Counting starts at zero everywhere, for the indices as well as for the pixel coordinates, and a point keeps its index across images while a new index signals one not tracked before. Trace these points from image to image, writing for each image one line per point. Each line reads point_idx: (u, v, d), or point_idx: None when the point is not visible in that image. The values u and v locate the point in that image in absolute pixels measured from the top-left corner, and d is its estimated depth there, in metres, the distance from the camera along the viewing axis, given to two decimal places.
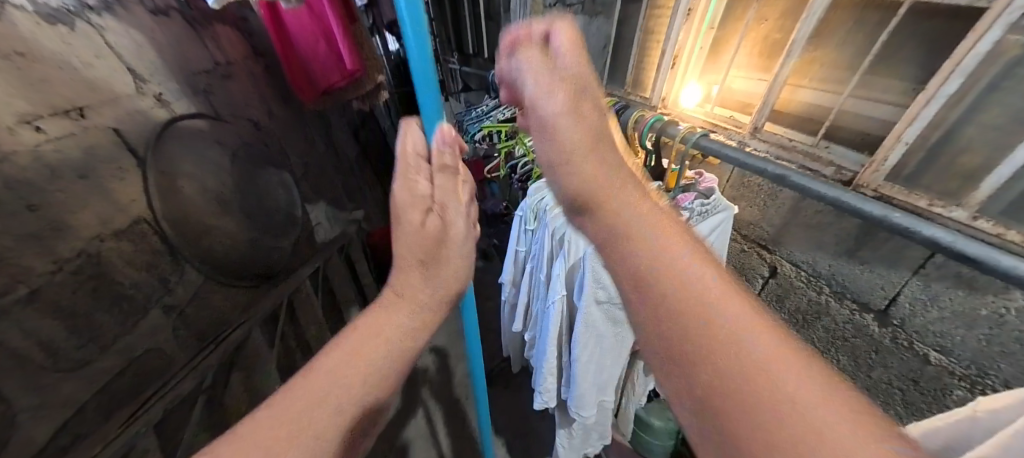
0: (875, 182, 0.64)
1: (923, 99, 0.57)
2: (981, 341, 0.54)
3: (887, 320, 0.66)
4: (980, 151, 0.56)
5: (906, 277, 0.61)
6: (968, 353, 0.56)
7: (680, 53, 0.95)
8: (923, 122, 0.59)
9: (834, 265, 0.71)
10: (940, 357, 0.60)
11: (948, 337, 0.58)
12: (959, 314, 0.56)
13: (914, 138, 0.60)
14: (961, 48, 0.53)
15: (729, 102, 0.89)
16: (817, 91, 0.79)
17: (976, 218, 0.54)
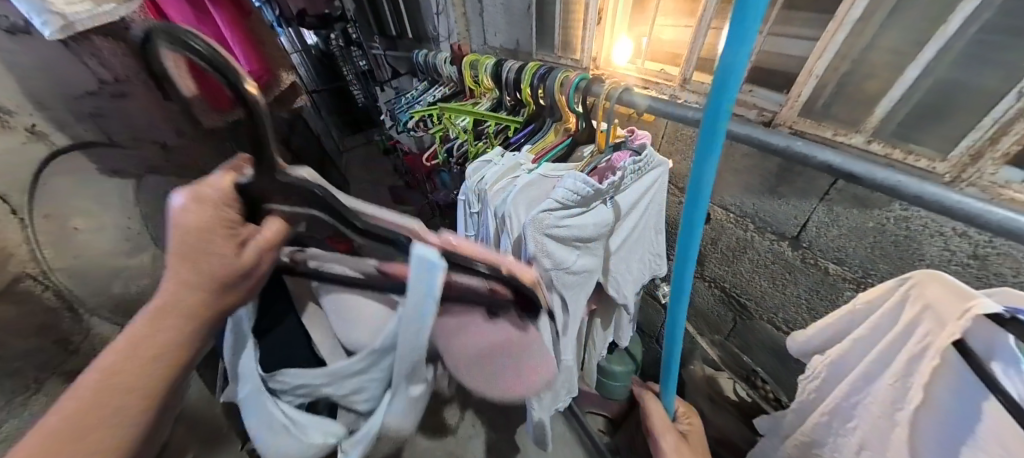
0: (791, 118, 0.70)
1: (835, 27, 0.62)
2: (869, 249, 0.61)
3: (799, 244, 0.72)
4: (883, 75, 0.62)
5: (813, 205, 0.66)
6: (858, 262, 0.64)
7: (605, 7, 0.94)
8: (832, 53, 0.65)
9: (758, 202, 0.76)
10: (837, 268, 0.67)
11: (844, 251, 0.65)
12: (852, 230, 0.63)
13: (824, 70, 0.66)
14: None
15: (660, 56, 0.92)
16: (741, 34, 0.78)
17: (871, 141, 0.62)
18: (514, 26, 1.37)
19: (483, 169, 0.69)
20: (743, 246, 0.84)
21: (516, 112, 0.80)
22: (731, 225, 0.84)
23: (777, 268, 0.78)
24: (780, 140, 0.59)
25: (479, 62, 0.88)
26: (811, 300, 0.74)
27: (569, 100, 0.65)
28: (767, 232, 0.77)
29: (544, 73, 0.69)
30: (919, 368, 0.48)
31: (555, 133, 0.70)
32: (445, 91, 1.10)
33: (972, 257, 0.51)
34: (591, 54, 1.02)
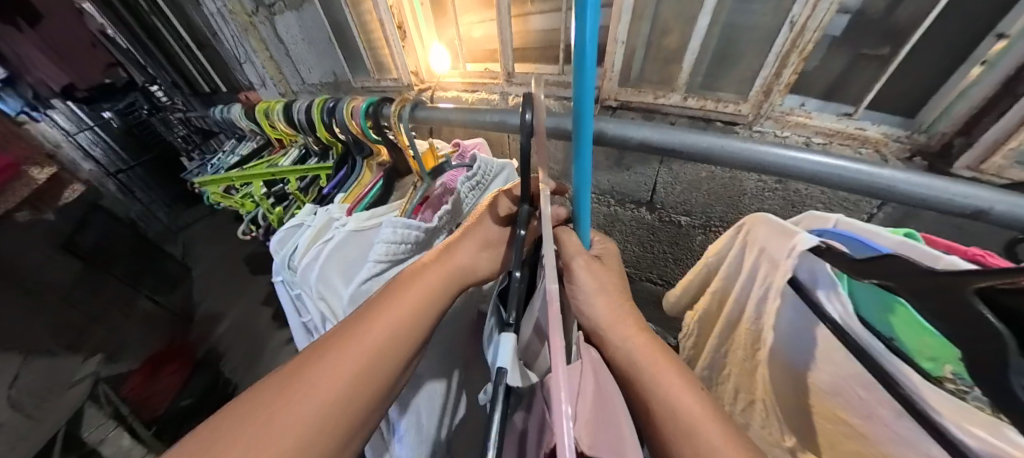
0: (614, 90, 0.67)
1: None
2: (706, 195, 0.70)
3: (654, 207, 0.78)
4: (678, 32, 0.61)
5: (656, 169, 0.73)
6: (701, 209, 0.72)
7: (403, 19, 0.87)
8: (627, 14, 0.61)
9: (613, 178, 0.79)
10: (689, 219, 0.75)
11: (688, 202, 0.73)
12: (689, 183, 0.70)
13: (626, 35, 0.63)
14: None
15: (480, 55, 0.88)
16: (543, 15, 0.77)
17: (686, 98, 0.62)
18: (321, 58, 1.28)
19: (295, 235, 0.55)
20: (612, 220, 0.87)
21: (327, 155, 0.68)
22: (596, 204, 0.86)
23: (644, 232, 0.83)
24: (616, 127, 0.50)
25: (270, 107, 0.72)
26: (676, 252, 0.82)
27: (362, 127, 0.53)
28: (627, 202, 0.81)
29: (331, 105, 0.57)
30: (765, 308, 0.48)
31: (370, 169, 0.59)
32: (252, 145, 0.92)
33: (776, 183, 0.63)
34: (409, 70, 0.94)
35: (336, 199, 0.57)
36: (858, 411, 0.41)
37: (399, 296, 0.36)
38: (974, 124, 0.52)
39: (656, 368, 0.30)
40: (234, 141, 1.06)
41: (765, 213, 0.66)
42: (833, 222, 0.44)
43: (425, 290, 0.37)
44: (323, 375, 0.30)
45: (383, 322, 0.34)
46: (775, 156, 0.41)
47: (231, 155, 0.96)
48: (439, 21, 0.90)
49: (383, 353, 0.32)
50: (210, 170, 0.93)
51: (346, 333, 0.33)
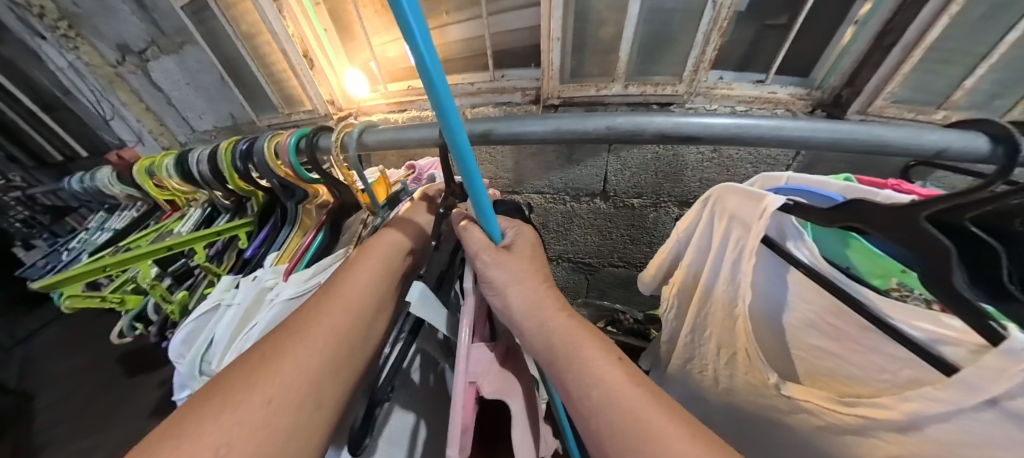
0: (556, 88, 0.66)
1: None
2: (654, 174, 0.72)
3: (608, 196, 0.78)
4: (612, 21, 0.61)
5: (606, 158, 0.73)
6: (651, 188, 0.74)
7: (306, 46, 0.77)
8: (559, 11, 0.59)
9: (564, 174, 0.78)
10: (642, 200, 0.76)
11: (638, 185, 0.74)
12: (638, 166, 0.72)
13: (561, 32, 0.61)
14: None
15: (399, 75, 0.82)
16: (462, 23, 0.73)
17: (627, 85, 0.65)
18: (215, 102, 1.12)
19: (209, 323, 0.43)
20: (569, 218, 0.84)
21: (244, 209, 0.56)
22: (551, 205, 0.83)
23: (602, 223, 0.82)
24: (598, 121, 0.39)
25: (154, 163, 0.59)
26: (635, 235, 0.82)
27: (294, 170, 0.45)
28: (582, 196, 0.79)
29: (247, 148, 0.47)
30: (741, 271, 0.44)
31: (309, 215, 0.51)
32: (133, 214, 0.74)
33: (712, 151, 0.68)
34: (324, 99, 0.84)
35: (265, 263, 0.46)
36: (831, 340, 0.39)
37: (356, 275, 0.36)
38: (857, 76, 0.61)
39: (589, 355, 0.28)
40: (104, 214, 0.84)
41: (708, 181, 0.71)
42: (785, 180, 0.46)
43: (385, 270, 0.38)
44: (283, 358, 0.28)
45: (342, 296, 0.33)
46: (797, 131, 0.35)
47: (102, 233, 0.75)
48: (348, 43, 0.82)
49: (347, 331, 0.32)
50: (69, 257, 0.71)
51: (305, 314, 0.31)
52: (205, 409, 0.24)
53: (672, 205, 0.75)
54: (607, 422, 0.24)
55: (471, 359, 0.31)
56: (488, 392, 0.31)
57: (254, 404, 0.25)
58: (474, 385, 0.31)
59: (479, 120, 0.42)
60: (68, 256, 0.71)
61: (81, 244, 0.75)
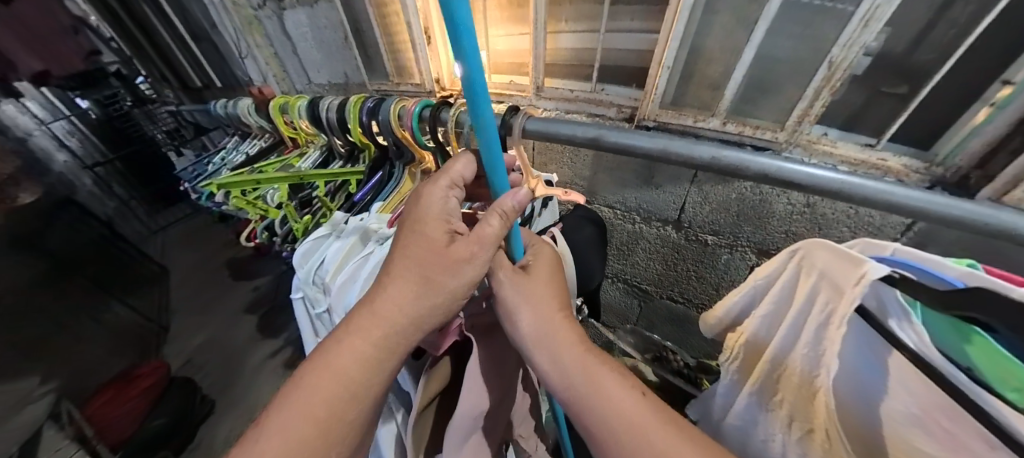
0: (653, 112, 0.69)
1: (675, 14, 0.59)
2: (735, 216, 0.70)
3: (681, 226, 0.78)
4: (720, 59, 0.62)
5: (687, 188, 0.73)
6: (729, 229, 0.72)
7: (431, 25, 0.86)
8: (677, 42, 0.62)
9: (640, 196, 0.80)
10: (715, 238, 0.75)
11: (716, 223, 0.73)
12: (721, 204, 0.71)
13: (672, 61, 0.64)
14: None
15: (501, 67, 0.90)
16: (573, 33, 0.75)
17: (724, 123, 0.65)
18: (332, 57, 1.24)
19: (320, 249, 0.49)
20: (636, 238, 0.87)
21: (355, 160, 0.64)
22: (619, 220, 0.88)
23: (670, 250, 0.84)
24: (705, 150, 0.45)
25: (287, 102, 0.69)
26: (701, 271, 0.81)
27: (414, 133, 0.51)
28: (653, 220, 0.82)
29: (373, 107, 0.53)
30: (826, 337, 0.40)
31: (411, 177, 0.56)
32: (262, 144, 0.87)
33: (804, 205, 0.62)
34: (432, 75, 0.93)
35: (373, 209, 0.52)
36: (941, 445, 0.34)
37: (405, 281, 0.35)
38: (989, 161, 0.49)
39: (617, 392, 0.31)
40: (238, 140, 0.99)
41: (793, 235, 0.66)
42: (890, 251, 0.37)
43: (442, 267, 0.35)
44: (342, 379, 0.32)
45: (392, 311, 0.34)
46: (902, 198, 0.37)
47: (235, 155, 0.89)
48: (465, 28, 0.88)
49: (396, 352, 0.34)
50: (210, 168, 0.86)
51: (358, 335, 0.33)
52: (276, 421, 0.31)
53: (747, 251, 0.72)
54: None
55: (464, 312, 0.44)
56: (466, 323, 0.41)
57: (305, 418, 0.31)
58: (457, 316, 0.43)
59: (592, 128, 0.50)
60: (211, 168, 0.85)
61: (218, 162, 0.88)
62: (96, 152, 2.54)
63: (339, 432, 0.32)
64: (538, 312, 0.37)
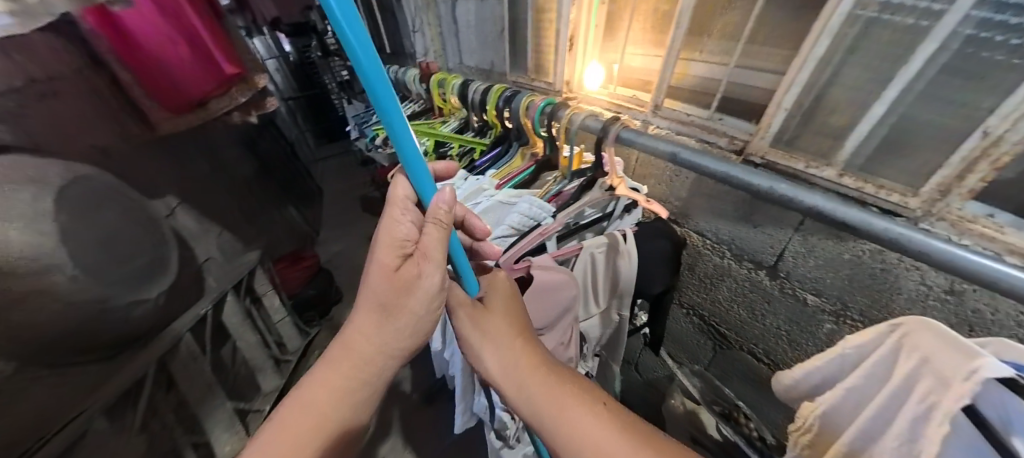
0: (763, 148, 0.66)
1: (798, 63, 0.58)
2: (846, 280, 0.55)
3: (777, 274, 0.65)
4: (846, 111, 0.57)
5: (789, 233, 0.61)
6: (836, 293, 0.57)
7: (576, 32, 0.87)
8: (799, 86, 0.60)
9: (734, 230, 0.69)
10: (817, 300, 0.60)
11: (821, 282, 0.58)
12: (829, 259, 0.56)
13: (792, 103, 0.61)
14: (827, 7, 0.53)
15: (631, 82, 0.87)
16: (706, 64, 0.77)
17: (843, 174, 0.57)
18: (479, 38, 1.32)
19: None
20: (721, 273, 0.75)
21: (484, 134, 0.80)
22: (706, 251, 0.77)
23: (756, 297, 0.70)
24: (762, 181, 0.48)
25: (445, 79, 0.84)
26: (791, 332, 0.66)
27: (534, 123, 0.62)
28: (745, 259, 0.70)
29: (508, 98, 0.66)
30: (928, 437, 0.30)
31: (522, 157, 0.69)
32: (416, 107, 1.06)
33: (945, 290, 0.45)
34: (564, 79, 0.95)
35: (487, 173, 0.65)
36: None
37: (373, 324, 0.39)
38: None
39: (576, 411, 0.32)
40: None
41: None
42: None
43: (402, 295, 0.38)
44: (316, 408, 0.37)
45: (356, 343, 0.39)
46: (1006, 278, 0.32)
47: (394, 112, 1.10)
48: (606, 40, 0.88)
49: (364, 380, 0.39)
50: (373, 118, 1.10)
51: (331, 369, 0.39)
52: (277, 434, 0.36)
53: (860, 328, 0.56)
54: None
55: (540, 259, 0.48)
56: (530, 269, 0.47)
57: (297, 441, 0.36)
58: (527, 264, 0.48)
59: (674, 144, 0.52)
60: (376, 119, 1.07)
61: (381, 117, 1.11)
62: (291, 89, 3.26)
63: (312, 451, 0.36)
64: (499, 344, 0.39)
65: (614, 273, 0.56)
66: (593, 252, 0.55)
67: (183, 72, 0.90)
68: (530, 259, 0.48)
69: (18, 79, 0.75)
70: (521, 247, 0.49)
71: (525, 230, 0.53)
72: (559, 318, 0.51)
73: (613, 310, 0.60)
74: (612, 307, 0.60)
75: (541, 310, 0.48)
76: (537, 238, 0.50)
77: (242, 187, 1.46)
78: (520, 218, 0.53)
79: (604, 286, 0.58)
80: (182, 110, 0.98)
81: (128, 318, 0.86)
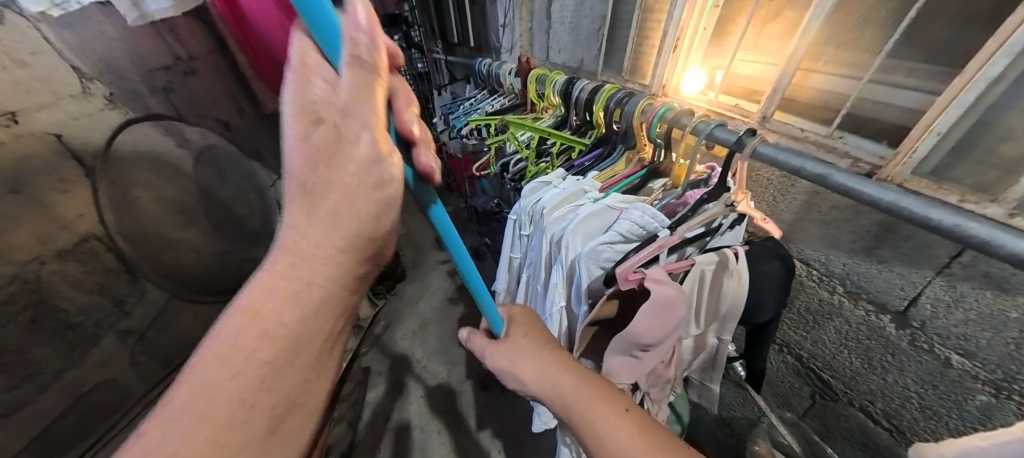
0: (902, 176, 0.54)
1: (960, 82, 0.48)
2: (1010, 345, 0.47)
3: (907, 323, 0.57)
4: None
5: (928, 277, 0.52)
6: (994, 357, 0.49)
7: (683, 35, 0.82)
8: (960, 108, 0.49)
9: (850, 264, 0.61)
10: (965, 361, 0.52)
11: (973, 341, 0.50)
12: (986, 317, 0.48)
13: (948, 127, 0.50)
14: (1007, 24, 0.44)
15: (734, 90, 0.81)
16: (831, 77, 0.69)
17: (1014, 214, 0.46)
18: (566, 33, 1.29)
19: (541, 190, 0.67)
20: (828, 312, 0.67)
21: (583, 133, 0.78)
22: (811, 285, 0.69)
23: (874, 345, 0.62)
24: (942, 215, 0.37)
25: (546, 76, 0.83)
26: (924, 393, 0.58)
27: (650, 128, 0.60)
28: (862, 300, 0.61)
29: (621, 98, 0.64)
30: None
31: (627, 162, 0.66)
32: (505, 102, 1.04)
33: None
34: (660, 82, 0.90)
35: (590, 175, 0.66)
36: None
37: (305, 224, 0.33)
38: None
39: (611, 421, 0.36)
40: (484, 94, 1.20)
41: None
42: None
43: (325, 172, 0.32)
44: (246, 357, 0.32)
45: (298, 284, 0.34)
46: None
47: (483, 105, 1.09)
48: (713, 44, 0.84)
49: (314, 302, 0.35)
50: (460, 110, 1.12)
51: (254, 325, 0.33)
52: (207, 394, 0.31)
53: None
54: None
55: (656, 275, 0.48)
56: (645, 282, 0.47)
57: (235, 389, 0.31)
58: (640, 277, 0.49)
59: (821, 164, 0.45)
60: (465, 110, 1.09)
61: (471, 107, 1.11)
62: None
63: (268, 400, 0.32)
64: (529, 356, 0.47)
65: (720, 293, 0.54)
66: (703, 269, 0.52)
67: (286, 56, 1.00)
68: (643, 272, 0.49)
69: (166, 58, 0.85)
70: (637, 257, 0.49)
71: (635, 239, 0.53)
72: (667, 336, 0.50)
73: (710, 333, 0.59)
74: (711, 330, 0.58)
75: (653, 326, 0.48)
76: (653, 253, 0.50)
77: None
78: (631, 222, 0.53)
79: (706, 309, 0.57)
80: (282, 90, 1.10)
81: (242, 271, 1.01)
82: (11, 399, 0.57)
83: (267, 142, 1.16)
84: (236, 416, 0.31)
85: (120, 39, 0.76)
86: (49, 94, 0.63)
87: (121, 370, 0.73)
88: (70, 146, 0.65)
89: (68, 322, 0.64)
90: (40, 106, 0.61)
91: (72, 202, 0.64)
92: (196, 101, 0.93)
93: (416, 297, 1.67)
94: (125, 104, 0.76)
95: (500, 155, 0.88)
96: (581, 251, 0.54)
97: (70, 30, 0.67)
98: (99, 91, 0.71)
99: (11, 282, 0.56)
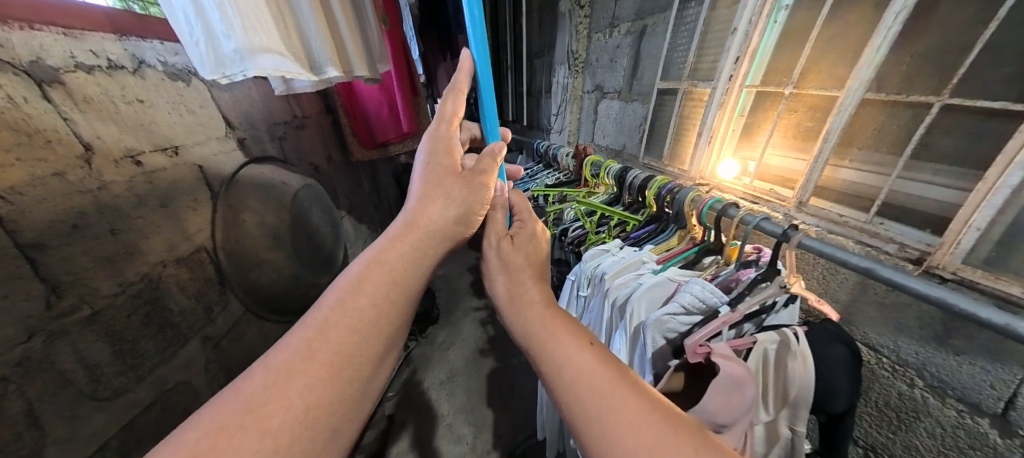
0: (954, 263, 0.57)
1: (983, 188, 0.54)
2: None
3: (1014, 432, 0.51)
4: None
5: (1020, 376, 0.49)
6: None
7: (716, 133, 0.98)
8: (993, 209, 0.54)
9: (924, 354, 0.58)
10: None
11: None
12: None
13: (986, 224, 0.54)
14: (1011, 145, 0.52)
15: (767, 177, 0.91)
16: (855, 171, 0.76)
17: None
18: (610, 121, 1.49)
19: (600, 256, 0.71)
20: (912, 408, 0.61)
21: (636, 211, 0.84)
22: (885, 375, 0.64)
23: None
24: (991, 313, 0.41)
25: (600, 162, 0.95)
26: None
27: (700, 216, 0.66)
28: (949, 397, 0.57)
29: (670, 188, 0.72)
30: None
31: (679, 238, 0.72)
32: (560, 176, 1.16)
33: None
34: (697, 168, 1.04)
35: (646, 247, 0.71)
36: None
37: (429, 200, 0.45)
38: None
39: (579, 356, 0.36)
40: (540, 167, 1.35)
41: None
42: None
43: (451, 182, 0.46)
44: (362, 300, 0.38)
45: (415, 248, 0.42)
46: None
47: (541, 175, 1.23)
48: (743, 141, 0.97)
49: (423, 260, 0.43)
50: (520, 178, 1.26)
51: (376, 273, 0.40)
52: (323, 333, 0.36)
53: None
54: (601, 416, 0.32)
55: (723, 351, 0.48)
56: (713, 356, 0.47)
57: (345, 327, 0.36)
58: (707, 351, 0.49)
59: (864, 257, 0.50)
60: (524, 179, 1.22)
61: (529, 177, 1.25)
62: None
63: (377, 337, 0.37)
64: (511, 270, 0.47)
65: (787, 377, 0.50)
66: (766, 348, 0.51)
67: (379, 124, 1.19)
68: (710, 346, 0.49)
69: (289, 116, 1.02)
70: (702, 332, 0.50)
71: (696, 312, 0.54)
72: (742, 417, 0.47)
73: (782, 422, 0.52)
74: (782, 418, 0.51)
75: (727, 406, 0.46)
76: (716, 329, 0.51)
77: (384, 211, 1.66)
78: (694, 295, 0.54)
79: (773, 390, 0.52)
80: (368, 147, 1.25)
81: (306, 297, 0.96)
82: (118, 385, 0.55)
83: (346, 188, 1.30)
84: (350, 350, 0.36)
85: (268, 96, 0.93)
86: (203, 135, 0.73)
87: (197, 373, 0.69)
88: (209, 175, 0.73)
89: (169, 322, 0.63)
90: (197, 143, 0.71)
91: (199, 221, 0.69)
92: (308, 152, 1.09)
93: (446, 344, 1.58)
94: (256, 148, 0.89)
95: (558, 222, 0.96)
96: (646, 319, 0.56)
97: (238, 90, 0.84)
98: (238, 135, 0.83)
99: (146, 281, 0.59)
